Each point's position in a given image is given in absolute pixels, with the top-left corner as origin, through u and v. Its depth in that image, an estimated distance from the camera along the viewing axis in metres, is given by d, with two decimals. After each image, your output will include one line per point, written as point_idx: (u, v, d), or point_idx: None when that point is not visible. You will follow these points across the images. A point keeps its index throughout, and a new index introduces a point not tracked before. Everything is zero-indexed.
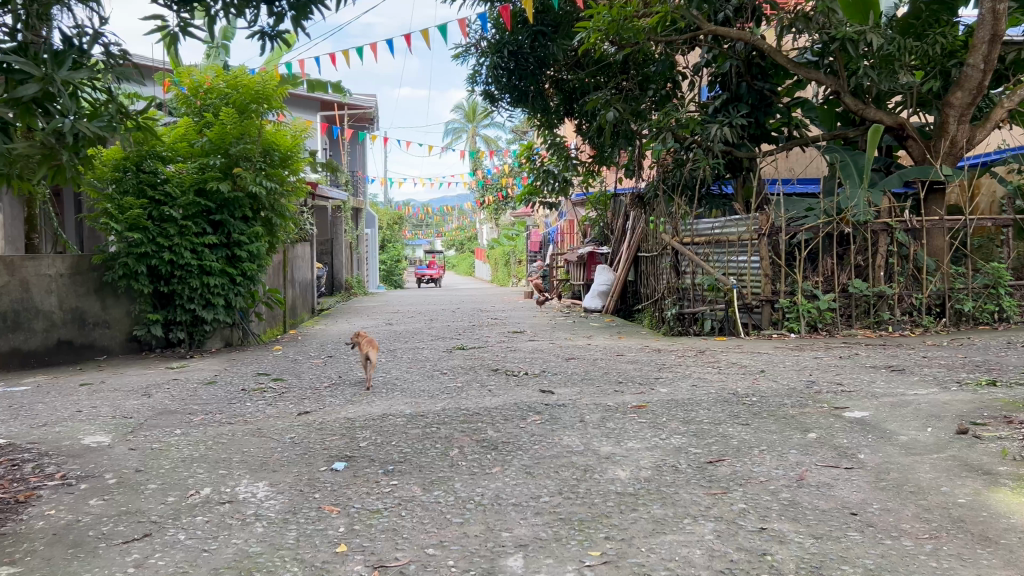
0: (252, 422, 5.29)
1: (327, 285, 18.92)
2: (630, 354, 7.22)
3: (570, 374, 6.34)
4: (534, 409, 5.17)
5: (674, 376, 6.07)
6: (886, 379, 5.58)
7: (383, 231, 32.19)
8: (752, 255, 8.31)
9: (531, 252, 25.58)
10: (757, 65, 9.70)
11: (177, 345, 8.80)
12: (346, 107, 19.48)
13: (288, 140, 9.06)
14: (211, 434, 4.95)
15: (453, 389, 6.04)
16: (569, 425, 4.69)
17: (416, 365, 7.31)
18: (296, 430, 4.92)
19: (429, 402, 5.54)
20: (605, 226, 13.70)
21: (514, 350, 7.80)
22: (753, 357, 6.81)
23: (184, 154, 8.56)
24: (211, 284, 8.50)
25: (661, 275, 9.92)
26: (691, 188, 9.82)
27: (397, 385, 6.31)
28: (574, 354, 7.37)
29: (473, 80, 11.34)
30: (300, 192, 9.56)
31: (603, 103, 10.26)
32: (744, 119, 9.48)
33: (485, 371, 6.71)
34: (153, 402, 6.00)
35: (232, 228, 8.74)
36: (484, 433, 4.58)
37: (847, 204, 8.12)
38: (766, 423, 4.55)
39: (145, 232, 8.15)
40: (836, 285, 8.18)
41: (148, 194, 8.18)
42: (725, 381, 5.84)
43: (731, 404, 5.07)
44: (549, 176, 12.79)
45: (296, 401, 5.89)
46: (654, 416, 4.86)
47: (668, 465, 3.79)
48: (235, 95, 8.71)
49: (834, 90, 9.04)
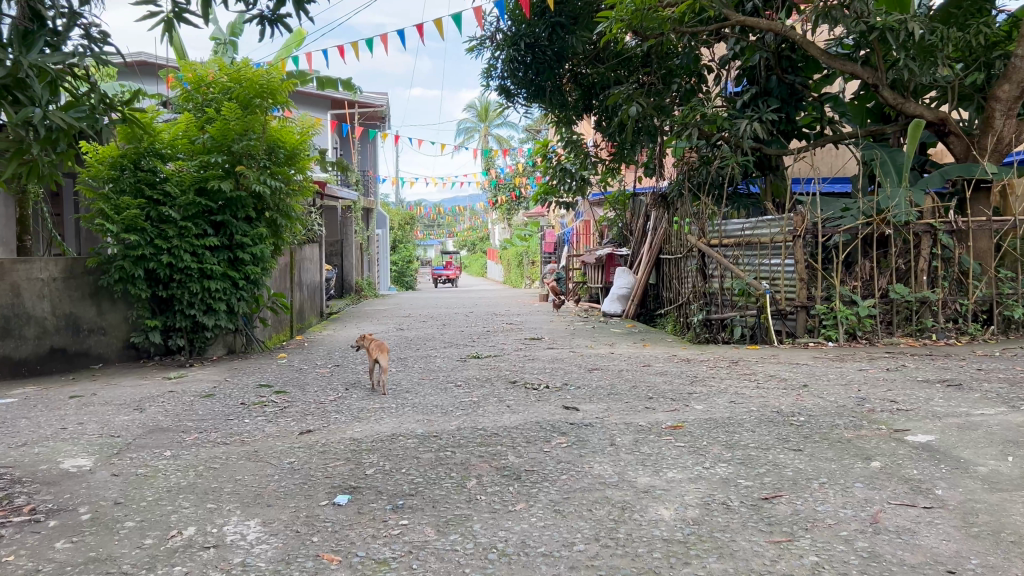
0: (249, 442, 4.84)
1: (337, 287, 18.48)
2: (657, 365, 6.73)
3: (595, 388, 5.85)
4: (558, 430, 4.68)
5: (709, 392, 5.58)
6: (945, 396, 5.07)
7: (395, 231, 31.79)
8: (785, 258, 7.80)
9: (544, 252, 25.11)
10: (788, 58, 9.18)
11: (177, 353, 8.38)
12: (356, 105, 19.08)
13: (294, 136, 8.63)
14: (203, 457, 4.50)
15: (469, 404, 5.56)
16: (599, 450, 4.22)
17: (429, 376, 6.85)
18: (296, 453, 4.46)
19: (443, 420, 5.07)
20: (624, 226, 13.23)
21: (532, 360, 7.32)
22: (792, 369, 6.31)
23: (184, 151, 8.14)
24: (212, 288, 8.06)
25: (687, 279, 9.45)
26: (719, 187, 9.36)
27: (407, 399, 5.84)
28: (598, 365, 6.87)
29: (487, 74, 10.86)
30: (308, 191, 9.13)
31: (624, 98, 9.76)
32: (774, 114, 8.94)
33: (503, 383, 6.24)
34: (144, 418, 5.56)
35: (234, 230, 8.30)
36: (505, 459, 4.11)
37: (887, 205, 7.60)
38: (821, 450, 4.06)
39: (142, 233, 7.73)
40: (876, 290, 7.65)
41: (145, 193, 7.76)
42: (766, 397, 5.34)
43: (778, 425, 4.58)
44: (566, 174, 12.31)
45: (299, 417, 5.43)
46: (693, 439, 4.37)
47: (716, 503, 3.31)
48: (238, 88, 8.28)
49: (872, 84, 8.43)
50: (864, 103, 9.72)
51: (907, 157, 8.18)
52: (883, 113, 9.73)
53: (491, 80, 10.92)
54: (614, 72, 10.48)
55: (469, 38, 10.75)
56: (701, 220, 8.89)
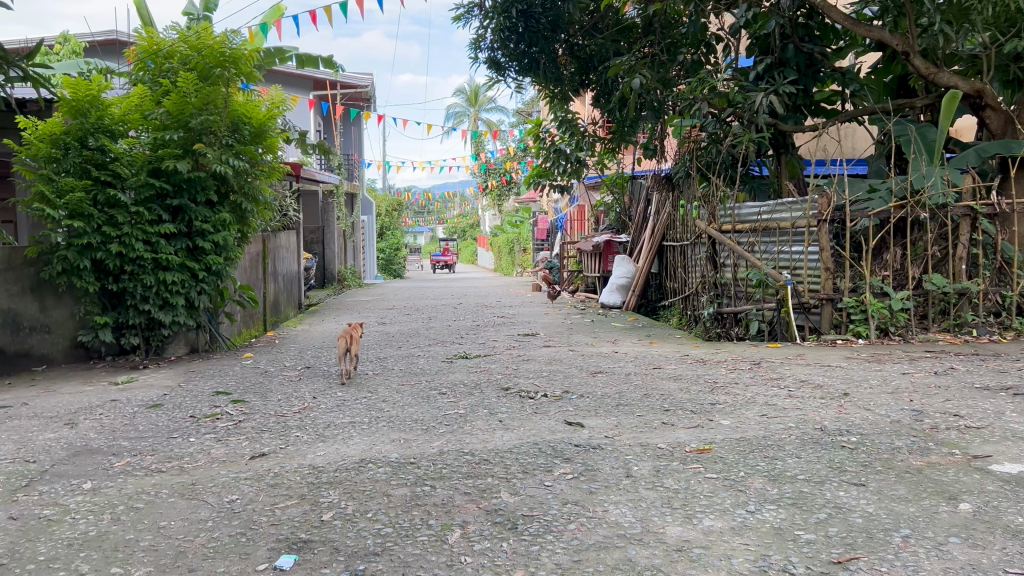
0: (188, 470, 4.01)
1: (318, 276, 17.60)
2: (669, 367, 5.92)
3: (601, 397, 5.04)
4: (561, 454, 3.88)
5: (735, 402, 4.78)
6: (1017, 409, 4.29)
7: (382, 218, 30.79)
8: (809, 245, 7.01)
9: (538, 239, 24.31)
10: (805, 25, 8.28)
11: (131, 353, 7.51)
12: (337, 85, 18.25)
13: (261, 112, 7.81)
14: (128, 492, 3.67)
15: (455, 418, 4.74)
16: (614, 484, 3.43)
17: (409, 380, 6.02)
18: (242, 487, 3.64)
19: (422, 440, 4.25)
20: (624, 211, 12.43)
21: (527, 360, 6.51)
22: (825, 372, 5.52)
23: (136, 126, 7.28)
24: (168, 281, 7.21)
25: (696, 267, 8.67)
26: (730, 167, 8.55)
27: (383, 411, 5.02)
28: (601, 367, 6.06)
29: (475, 44, 9.92)
30: (279, 173, 8.31)
31: (626, 70, 8.91)
32: (792, 86, 8.10)
33: (494, 391, 5.41)
34: (72, 436, 4.71)
35: (193, 215, 7.45)
36: (497, 498, 3.31)
37: (922, 184, 6.81)
38: (891, 486, 3.27)
39: (88, 219, 6.87)
40: (910, 281, 6.86)
41: (92, 174, 6.90)
42: (803, 410, 4.55)
43: (827, 449, 3.80)
44: (560, 156, 11.44)
45: (254, 435, 4.61)
46: (728, 470, 3.56)
47: (776, 572, 2.50)
48: (196, 58, 7.45)
49: (902, 51, 7.49)
50: (883, 77, 8.93)
51: (938, 133, 7.41)
52: (906, 87, 8.91)
53: (480, 52, 10.02)
54: (613, 42, 9.69)
55: (456, 5, 9.87)
56: (712, 203, 8.09)
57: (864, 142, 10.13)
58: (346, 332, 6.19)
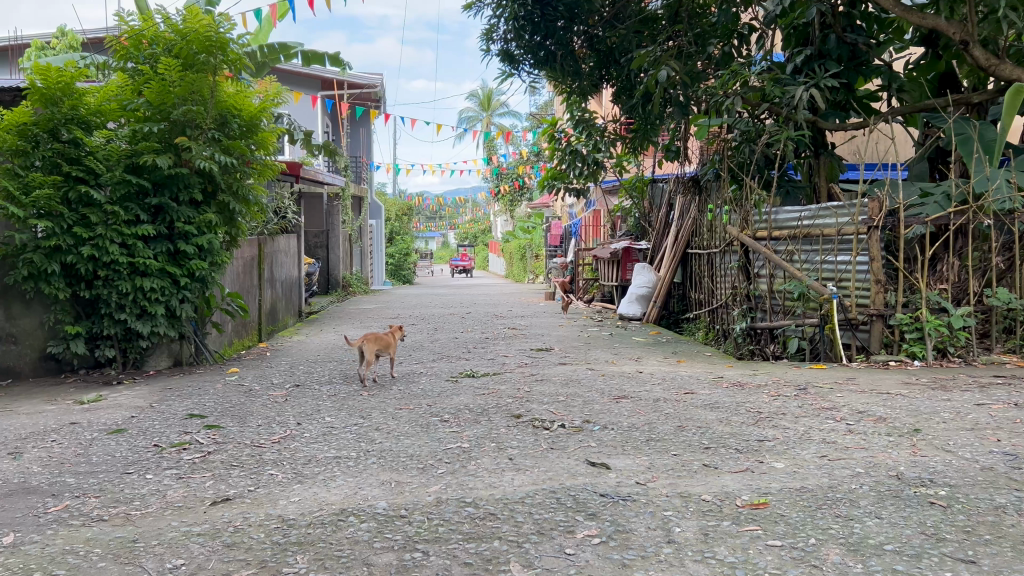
0: (133, 519, 3.32)
1: (321, 283, 16.96)
2: (703, 393, 5.20)
3: (627, 430, 4.33)
4: (585, 508, 3.17)
5: (787, 441, 4.05)
6: None
7: (392, 223, 30.05)
8: (856, 255, 6.25)
9: (550, 245, 23.60)
10: (847, 14, 7.52)
11: (107, 367, 6.84)
12: (344, 84, 17.62)
13: (252, 104, 7.16)
14: (51, 551, 2.98)
15: (457, 455, 4.04)
16: (653, 553, 2.72)
17: (408, 404, 5.30)
18: (192, 547, 2.96)
19: (417, 485, 3.55)
20: (642, 217, 11.72)
21: (541, 381, 5.81)
22: (886, 401, 4.78)
23: (115, 118, 6.64)
24: (146, 287, 6.54)
25: (727, 277, 8.00)
26: (764, 168, 7.80)
27: (374, 443, 4.32)
28: (626, 391, 5.34)
29: (487, 35, 9.24)
30: (271, 171, 7.68)
31: (650, 62, 8.21)
32: (834, 80, 7.32)
33: (504, 419, 4.71)
34: (9, 471, 4.03)
35: (176, 215, 6.79)
36: (505, 572, 2.60)
37: (985, 188, 6.06)
38: (1011, 565, 2.54)
39: (58, 219, 6.22)
40: (971, 295, 6.16)
41: (63, 169, 6.24)
42: (869, 451, 3.84)
43: (914, 508, 3.07)
44: (577, 158, 10.81)
45: (221, 473, 3.93)
46: (794, 536, 2.84)
47: None
48: (180, 43, 6.78)
49: (961, 40, 6.78)
50: (925, 74, 8.03)
51: (1000, 131, 6.68)
52: (954, 82, 8.04)
53: (492, 44, 9.30)
54: (635, 33, 8.99)
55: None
56: (746, 208, 7.41)
57: (901, 147, 9.44)
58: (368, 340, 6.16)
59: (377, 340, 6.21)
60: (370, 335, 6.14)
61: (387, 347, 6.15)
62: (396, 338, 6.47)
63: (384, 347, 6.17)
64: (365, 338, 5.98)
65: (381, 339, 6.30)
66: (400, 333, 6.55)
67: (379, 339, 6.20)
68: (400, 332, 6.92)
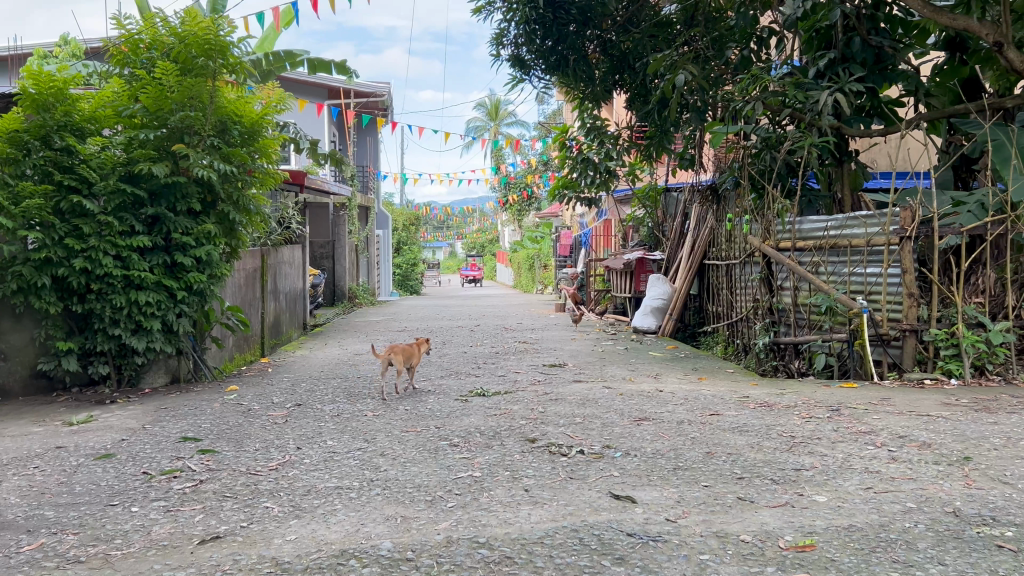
0: (111, 561, 3.02)
1: (328, 295, 16.71)
2: (730, 415, 4.87)
3: (652, 458, 4.01)
4: (611, 551, 2.86)
5: (826, 472, 3.72)
6: None
7: (399, 233, 29.73)
8: (888, 267, 5.92)
9: (560, 255, 23.31)
10: (871, 16, 7.16)
11: (101, 385, 6.56)
12: (351, 93, 17.39)
13: (253, 110, 6.89)
14: None
15: (467, 485, 3.72)
16: None
17: (414, 426, 4.99)
18: None
19: (424, 522, 3.24)
20: (656, 227, 11.41)
21: (556, 401, 5.49)
22: (929, 425, 4.43)
23: (109, 124, 6.38)
24: (141, 301, 6.26)
25: (748, 289, 7.69)
26: (786, 176, 7.46)
27: (378, 472, 4.01)
28: (647, 412, 5.01)
29: (497, 40, 8.96)
30: (274, 180, 7.36)
31: (666, 66, 7.90)
32: (859, 85, 6.95)
33: (518, 444, 4.40)
34: None
35: (172, 226, 6.52)
36: None
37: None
38: None
39: (49, 230, 5.95)
40: (1010, 309, 5.80)
41: (55, 178, 5.98)
42: (919, 483, 3.50)
43: (981, 553, 2.73)
44: (588, 165, 10.40)
45: (212, 506, 3.62)
46: None
47: None
48: (177, 46, 6.52)
49: (995, 42, 6.40)
50: (948, 80, 7.52)
51: None
52: (978, 90, 7.59)
53: (502, 49, 9.03)
54: (650, 37, 8.68)
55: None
56: (768, 218, 7.09)
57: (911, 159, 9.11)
58: (394, 349, 6.06)
59: (403, 351, 6.14)
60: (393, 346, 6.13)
61: (412, 358, 6.12)
62: (422, 352, 6.47)
63: (409, 358, 6.14)
64: (390, 347, 5.97)
65: (406, 350, 6.18)
66: (426, 348, 6.58)
67: (405, 351, 6.17)
68: (425, 344, 6.72)
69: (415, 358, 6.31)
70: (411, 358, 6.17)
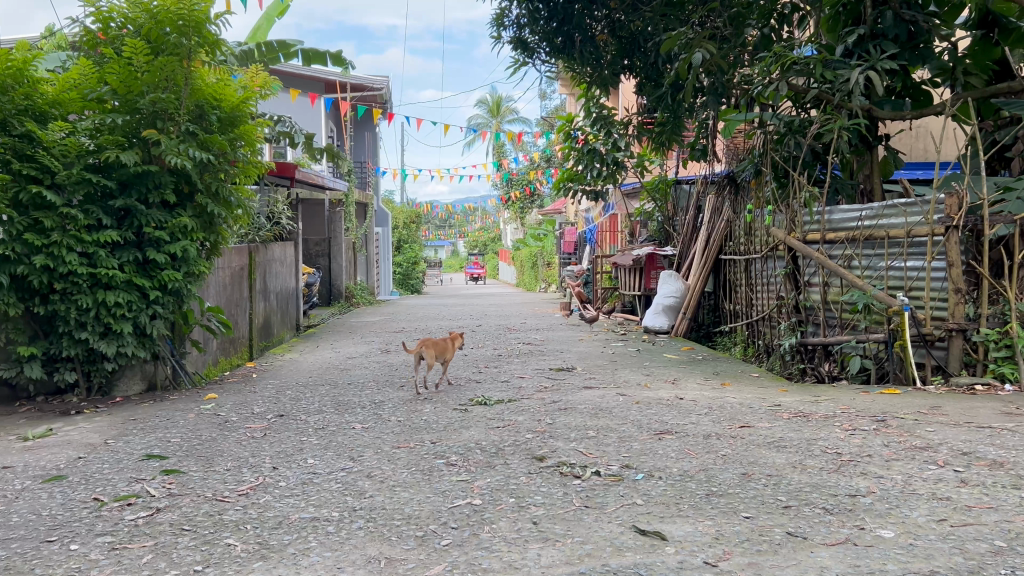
0: None
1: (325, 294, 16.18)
2: (763, 428, 4.31)
3: (679, 481, 3.45)
4: None
5: (889, 499, 3.16)
6: None
7: (400, 231, 29.14)
8: (932, 259, 5.37)
9: (563, 253, 22.80)
10: None
11: (69, 393, 6.02)
12: (347, 86, 16.84)
13: (233, 93, 6.35)
14: None
15: (463, 517, 3.16)
16: None
17: (407, 441, 4.44)
18: None
19: (410, 567, 2.68)
20: (666, 221, 10.86)
21: (566, 410, 4.95)
22: (994, 440, 3.87)
23: (73, 108, 5.82)
24: (109, 301, 5.72)
25: (771, 285, 7.14)
26: (812, 163, 6.89)
27: (360, 499, 3.45)
28: (670, 425, 4.46)
29: (498, 21, 8.41)
30: (257, 171, 6.83)
31: (681, 45, 7.32)
32: (892, 62, 6.36)
33: (522, 464, 3.84)
34: None
35: (145, 219, 5.98)
36: None
37: None
38: None
39: (7, 224, 5.39)
40: None
41: (13, 166, 5.40)
42: (1002, 514, 2.94)
43: None
44: (594, 157, 9.97)
45: (162, 543, 3.06)
46: None
47: None
48: (146, 22, 5.95)
49: None
50: (984, 60, 6.74)
51: None
52: (1006, 71, 6.99)
53: (503, 32, 8.47)
54: (661, 16, 8.09)
55: None
56: (793, 209, 6.55)
57: (952, 147, 8.49)
58: (428, 342, 5.64)
59: (434, 345, 5.71)
60: (426, 339, 5.75)
61: (444, 352, 5.74)
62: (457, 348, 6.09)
63: (442, 352, 5.74)
64: (422, 339, 5.59)
65: (440, 345, 5.76)
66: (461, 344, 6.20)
67: (437, 345, 5.74)
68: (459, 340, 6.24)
69: (450, 352, 5.89)
70: (444, 353, 5.77)
